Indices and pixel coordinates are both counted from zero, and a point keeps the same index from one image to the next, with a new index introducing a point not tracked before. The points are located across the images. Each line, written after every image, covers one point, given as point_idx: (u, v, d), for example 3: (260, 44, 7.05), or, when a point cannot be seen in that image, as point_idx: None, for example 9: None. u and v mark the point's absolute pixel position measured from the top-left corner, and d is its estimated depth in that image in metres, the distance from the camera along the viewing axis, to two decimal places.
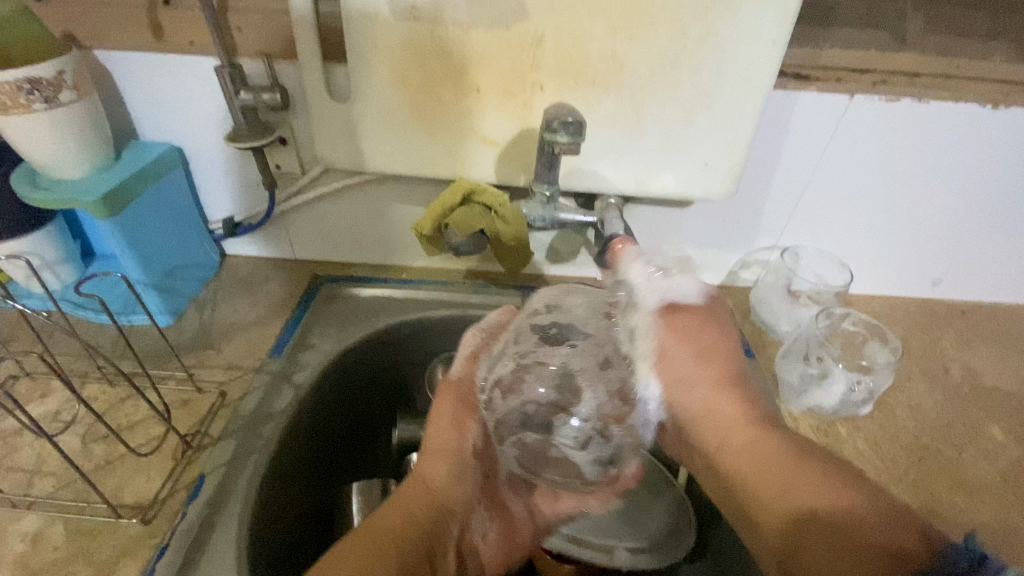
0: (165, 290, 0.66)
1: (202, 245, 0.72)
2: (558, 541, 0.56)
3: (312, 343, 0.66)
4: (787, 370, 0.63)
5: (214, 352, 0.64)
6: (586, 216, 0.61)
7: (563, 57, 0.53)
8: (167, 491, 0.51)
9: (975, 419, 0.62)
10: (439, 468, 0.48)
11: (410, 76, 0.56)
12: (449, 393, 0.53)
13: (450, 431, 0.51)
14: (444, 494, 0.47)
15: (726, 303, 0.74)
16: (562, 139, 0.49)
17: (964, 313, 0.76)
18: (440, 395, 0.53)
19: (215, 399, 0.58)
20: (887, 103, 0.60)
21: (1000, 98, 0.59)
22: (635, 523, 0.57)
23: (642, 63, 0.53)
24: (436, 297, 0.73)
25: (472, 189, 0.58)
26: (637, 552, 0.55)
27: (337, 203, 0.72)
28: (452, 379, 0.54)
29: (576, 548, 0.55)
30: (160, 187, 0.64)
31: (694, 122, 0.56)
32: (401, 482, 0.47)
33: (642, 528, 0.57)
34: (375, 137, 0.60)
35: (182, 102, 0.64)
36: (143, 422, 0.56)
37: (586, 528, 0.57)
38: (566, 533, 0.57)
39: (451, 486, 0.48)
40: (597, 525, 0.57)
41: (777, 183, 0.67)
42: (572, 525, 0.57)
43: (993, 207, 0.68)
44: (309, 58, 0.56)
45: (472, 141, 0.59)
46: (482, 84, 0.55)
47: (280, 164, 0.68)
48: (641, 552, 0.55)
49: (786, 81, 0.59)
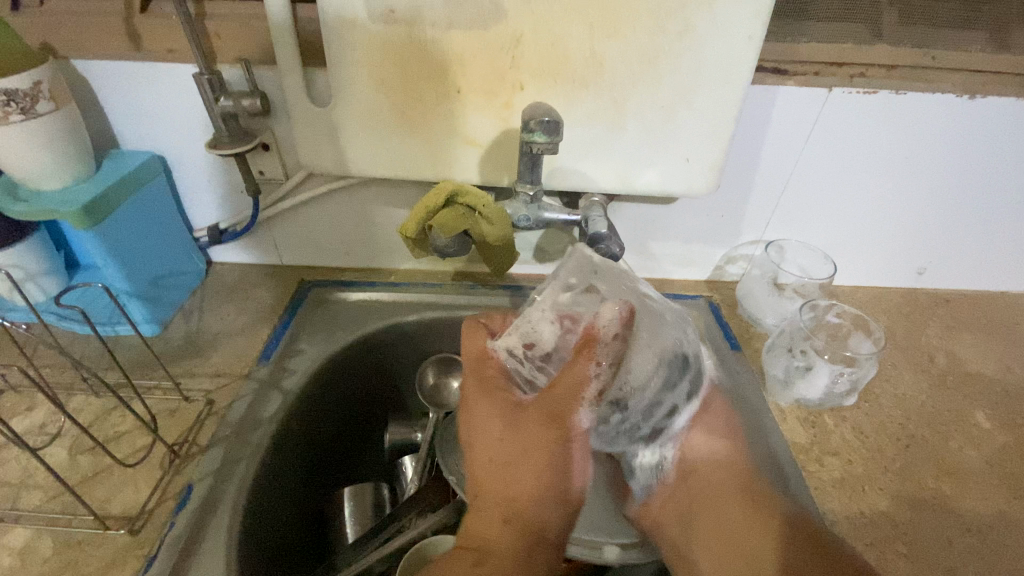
0: (150, 299, 0.66)
1: (187, 254, 0.72)
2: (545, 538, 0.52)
3: (300, 348, 0.66)
4: (774, 362, 0.63)
5: (200, 360, 0.63)
6: (571, 214, 0.61)
7: (541, 57, 0.53)
8: (154, 500, 0.51)
9: (960, 406, 0.63)
10: (544, 510, 0.46)
11: (390, 79, 0.56)
12: (542, 431, 0.46)
13: (547, 474, 0.46)
14: (553, 533, 0.47)
15: (712, 298, 0.74)
16: (540, 139, 0.50)
17: (948, 301, 0.77)
18: (529, 432, 0.46)
19: (203, 407, 0.58)
20: (864, 95, 0.61)
21: (977, 88, 0.60)
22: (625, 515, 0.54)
23: (621, 61, 0.53)
24: (425, 299, 0.73)
25: (456, 190, 0.57)
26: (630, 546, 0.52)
27: (322, 208, 0.72)
28: (542, 412, 0.46)
29: (567, 546, 0.51)
30: (142, 196, 0.64)
31: (674, 118, 0.56)
32: (508, 531, 0.46)
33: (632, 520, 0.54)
34: (357, 141, 0.60)
35: (163, 109, 0.64)
36: (130, 432, 0.56)
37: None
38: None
39: (560, 521, 0.47)
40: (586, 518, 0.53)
41: (760, 177, 0.67)
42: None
43: (973, 195, 0.69)
44: (289, 62, 0.55)
45: (455, 142, 0.59)
46: (463, 85, 0.56)
47: (263, 170, 0.68)
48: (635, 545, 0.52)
49: (765, 76, 0.60)
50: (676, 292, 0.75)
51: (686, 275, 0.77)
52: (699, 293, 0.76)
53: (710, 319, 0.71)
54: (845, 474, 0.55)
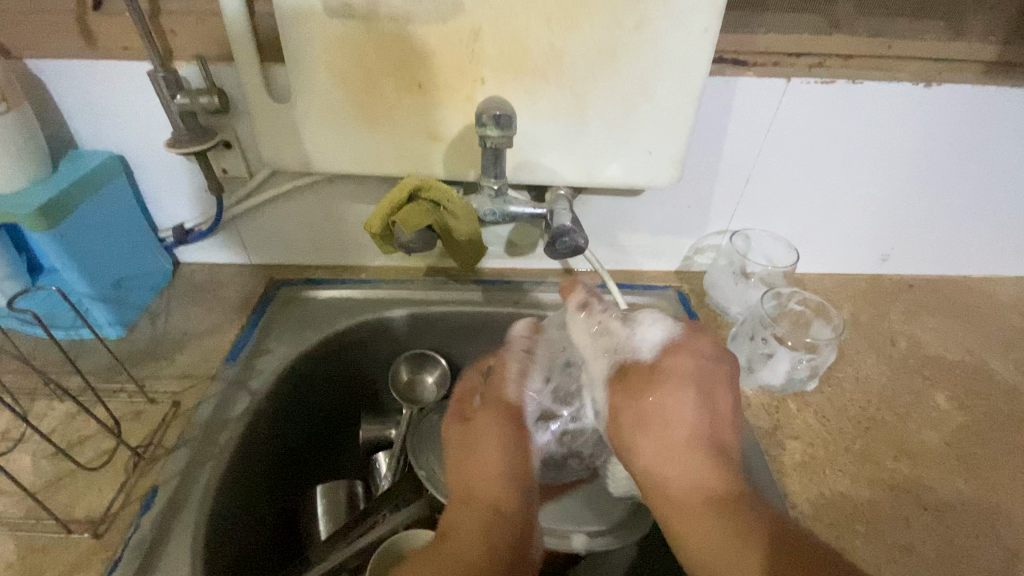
0: (113, 302, 0.65)
1: (152, 254, 0.71)
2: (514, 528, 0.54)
3: (269, 348, 0.66)
4: (738, 351, 0.65)
5: (167, 362, 0.62)
6: (537, 208, 0.61)
7: (500, 49, 0.53)
8: (119, 503, 0.50)
9: (921, 388, 0.65)
10: (501, 491, 0.52)
11: (351, 74, 0.55)
12: (493, 419, 0.58)
13: (501, 452, 0.55)
14: (511, 511, 0.51)
15: (682, 288, 0.76)
16: (492, 133, 0.50)
17: (911, 286, 0.79)
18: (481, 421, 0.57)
19: (168, 409, 0.57)
20: (824, 84, 0.61)
21: (933, 76, 0.62)
22: (595, 507, 0.55)
23: (580, 53, 0.53)
24: (395, 295, 0.73)
25: (420, 185, 0.57)
26: (598, 535, 0.53)
27: (289, 205, 0.71)
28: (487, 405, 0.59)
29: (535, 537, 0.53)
30: (102, 197, 0.62)
31: (634, 110, 0.57)
32: (469, 509, 0.51)
33: (601, 512, 0.55)
34: (320, 137, 0.59)
35: (122, 109, 0.63)
36: (95, 436, 0.55)
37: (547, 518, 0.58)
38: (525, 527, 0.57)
39: (516, 501, 0.52)
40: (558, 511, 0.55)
41: (724, 167, 0.68)
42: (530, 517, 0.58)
43: (932, 181, 0.70)
44: (246, 59, 0.55)
45: (418, 138, 0.59)
46: (424, 80, 0.55)
47: (227, 169, 0.67)
48: (603, 535, 0.53)
49: (725, 67, 0.60)
50: (646, 283, 0.76)
51: (657, 266, 0.78)
52: (669, 284, 0.77)
53: (680, 310, 0.72)
54: (807, 457, 0.56)
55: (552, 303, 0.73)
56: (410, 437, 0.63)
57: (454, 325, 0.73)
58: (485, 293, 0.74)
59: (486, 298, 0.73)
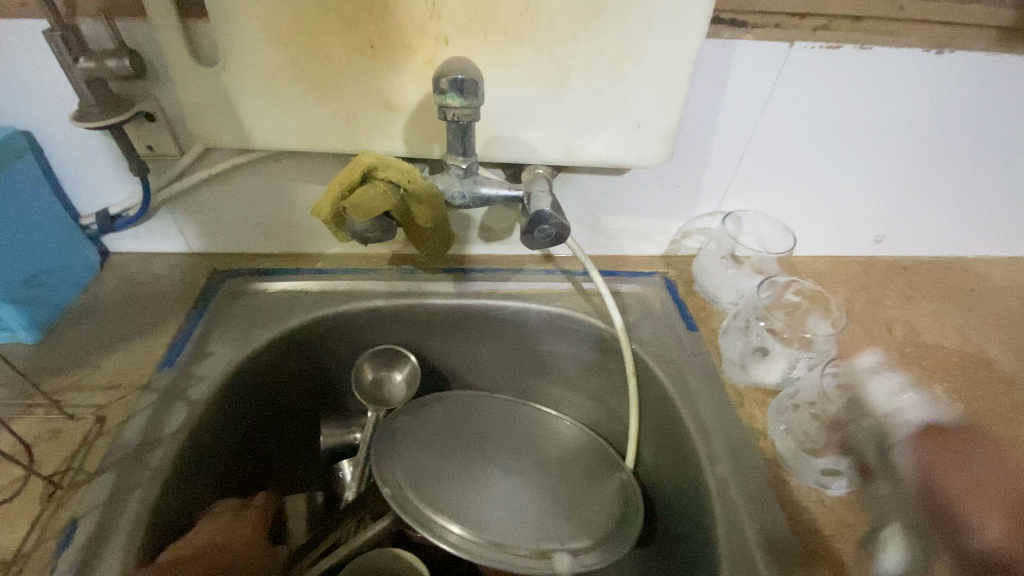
0: (25, 302, 0.56)
1: (73, 245, 0.62)
2: (491, 551, 0.49)
3: (211, 350, 0.58)
4: (730, 344, 0.61)
5: (91, 370, 0.55)
6: (511, 190, 0.54)
7: (464, 3, 0.45)
8: (32, 542, 0.43)
9: (920, 380, 0.61)
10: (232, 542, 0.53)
11: (290, 31, 0.47)
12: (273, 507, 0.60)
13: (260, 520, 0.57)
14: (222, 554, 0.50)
15: (668, 274, 0.70)
16: (453, 102, 0.43)
17: (905, 269, 0.75)
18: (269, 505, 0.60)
19: (92, 426, 0.50)
20: (828, 50, 0.56)
21: (945, 42, 0.56)
22: (577, 521, 0.54)
23: (557, 10, 0.46)
24: (356, 286, 0.66)
25: (373, 164, 0.49)
26: (581, 553, 0.51)
27: (230, 187, 0.63)
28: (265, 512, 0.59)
29: (513, 558, 0.49)
30: (3, 180, 0.53)
31: (620, 77, 0.50)
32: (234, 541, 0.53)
33: (584, 527, 0.54)
34: (257, 108, 0.51)
35: (20, 75, 0.53)
36: (3, 461, 0.47)
37: (515, 533, 0.52)
38: (497, 540, 0.50)
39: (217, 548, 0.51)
40: (529, 530, 0.52)
41: (715, 146, 0.62)
42: (499, 530, 0.52)
43: (933, 156, 0.66)
44: (163, 15, 0.46)
45: (372, 107, 0.51)
46: (377, 38, 0.47)
47: (152, 145, 0.58)
48: (585, 552, 0.51)
49: (722, 28, 0.54)
50: (630, 268, 0.71)
51: (642, 250, 0.72)
52: (655, 269, 0.71)
53: (667, 298, 0.67)
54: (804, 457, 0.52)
55: (529, 294, 0.67)
56: (374, 439, 0.58)
57: (422, 318, 0.66)
58: (457, 283, 0.67)
59: (457, 288, 0.67)
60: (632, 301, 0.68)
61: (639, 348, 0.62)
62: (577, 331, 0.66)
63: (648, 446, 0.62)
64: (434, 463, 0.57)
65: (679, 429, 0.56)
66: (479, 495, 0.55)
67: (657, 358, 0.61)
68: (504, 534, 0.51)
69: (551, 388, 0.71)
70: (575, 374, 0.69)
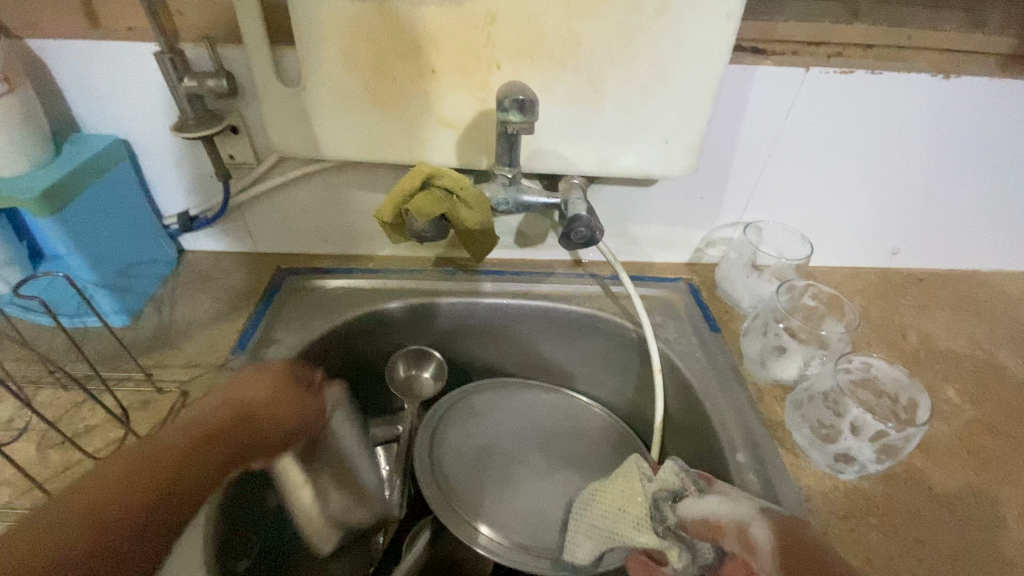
0: (118, 289, 0.63)
1: (156, 241, 0.70)
2: (513, 552, 0.56)
3: (276, 337, 0.65)
4: (750, 345, 0.65)
5: (173, 351, 0.62)
6: (550, 197, 0.60)
7: (517, 34, 0.52)
8: None
9: (932, 382, 0.64)
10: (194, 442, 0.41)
11: (363, 58, 0.54)
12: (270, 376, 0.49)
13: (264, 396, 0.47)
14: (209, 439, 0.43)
15: (692, 280, 0.75)
16: (514, 118, 0.49)
17: (921, 280, 0.79)
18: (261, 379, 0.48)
19: (176, 399, 0.56)
20: (842, 75, 0.61)
21: (952, 67, 0.61)
22: None
23: (598, 39, 0.52)
24: (404, 284, 0.72)
25: (432, 173, 0.55)
26: None
27: (296, 192, 0.70)
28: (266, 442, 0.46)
29: (530, 560, 0.55)
30: (106, 182, 0.61)
31: (651, 98, 0.56)
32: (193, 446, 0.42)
33: None
34: (329, 122, 0.58)
35: (125, 91, 0.61)
36: (101, 426, 0.54)
37: (538, 535, 0.58)
38: (520, 543, 0.57)
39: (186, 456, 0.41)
40: (548, 533, 0.58)
41: (737, 160, 0.67)
42: (521, 532, 0.58)
43: (945, 173, 0.70)
44: (256, 42, 0.53)
45: (430, 123, 0.58)
46: (438, 64, 0.54)
47: (233, 154, 0.66)
48: None
49: (744, 55, 0.60)
50: (656, 275, 0.76)
51: (667, 257, 0.77)
52: (679, 276, 0.76)
53: (690, 301, 0.72)
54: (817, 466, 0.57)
55: (562, 295, 0.73)
56: (416, 445, 0.62)
57: (463, 315, 0.72)
58: (495, 283, 0.73)
59: (495, 288, 0.73)
60: (658, 304, 0.73)
61: (664, 346, 0.67)
62: (604, 331, 0.71)
63: (672, 439, 0.66)
64: (471, 464, 0.63)
65: (701, 421, 0.61)
66: (506, 496, 0.61)
67: (680, 355, 0.66)
68: (525, 536, 0.57)
69: (580, 384, 0.75)
70: (602, 371, 0.74)
